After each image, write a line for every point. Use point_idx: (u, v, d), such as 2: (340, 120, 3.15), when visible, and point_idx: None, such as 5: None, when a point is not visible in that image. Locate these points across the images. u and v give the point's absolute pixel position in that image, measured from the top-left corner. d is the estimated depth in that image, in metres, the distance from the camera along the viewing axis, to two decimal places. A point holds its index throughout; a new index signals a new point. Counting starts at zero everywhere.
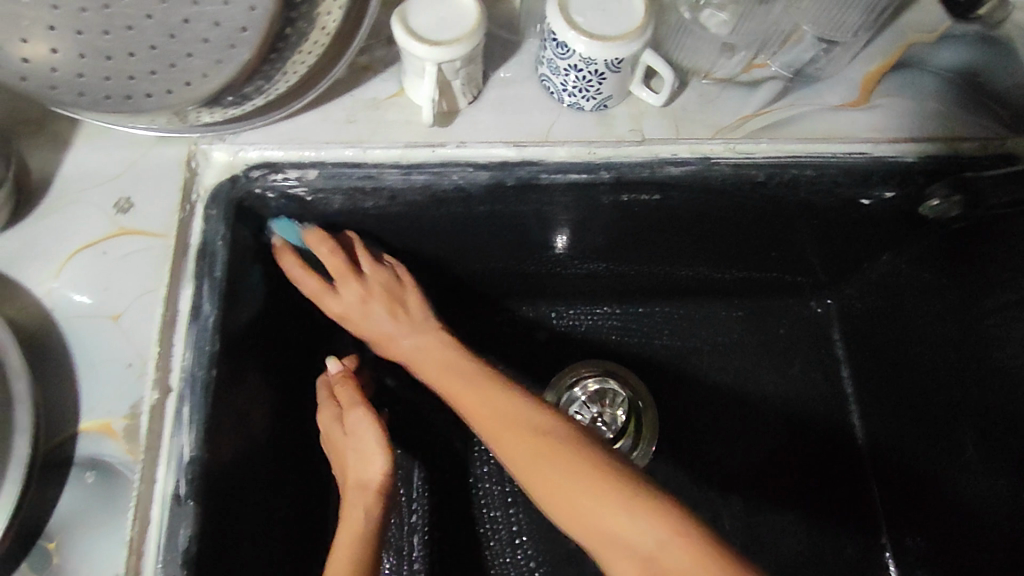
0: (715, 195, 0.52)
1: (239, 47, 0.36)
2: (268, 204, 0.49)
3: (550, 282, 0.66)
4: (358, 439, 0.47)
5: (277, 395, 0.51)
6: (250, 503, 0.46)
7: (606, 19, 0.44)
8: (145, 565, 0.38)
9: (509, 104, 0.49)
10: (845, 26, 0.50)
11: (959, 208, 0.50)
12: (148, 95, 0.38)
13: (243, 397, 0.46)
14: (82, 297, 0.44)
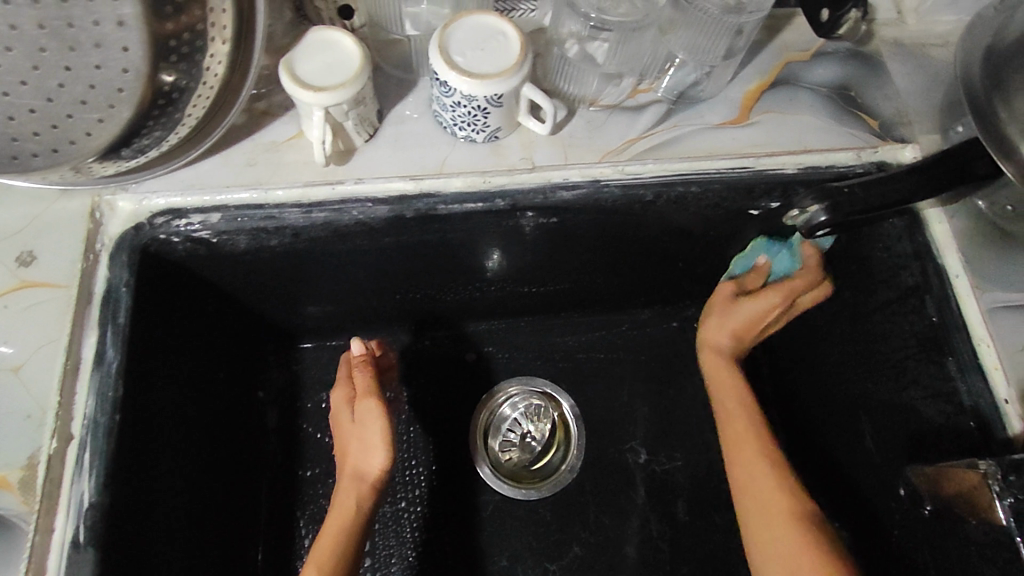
0: (611, 215, 0.54)
1: (118, 106, 0.38)
2: (173, 248, 0.50)
3: (475, 303, 0.68)
4: (367, 428, 0.55)
5: (184, 434, 0.53)
6: (155, 542, 0.47)
7: (486, 57, 0.46)
8: None
9: (405, 140, 0.52)
10: (715, 51, 0.54)
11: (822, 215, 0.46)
12: (34, 155, 0.39)
13: (151, 438, 0.48)
14: None
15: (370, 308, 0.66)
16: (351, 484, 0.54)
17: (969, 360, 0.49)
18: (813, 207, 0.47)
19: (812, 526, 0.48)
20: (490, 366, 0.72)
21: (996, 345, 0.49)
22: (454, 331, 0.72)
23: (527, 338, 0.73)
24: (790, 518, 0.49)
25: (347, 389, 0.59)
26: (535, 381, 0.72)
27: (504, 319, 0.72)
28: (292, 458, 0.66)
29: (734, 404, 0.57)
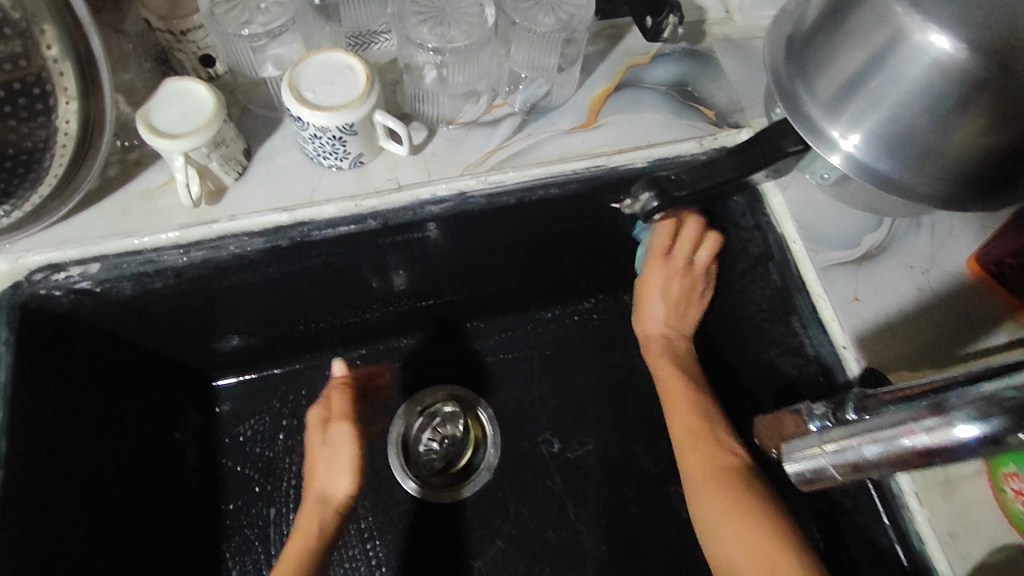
0: (479, 221, 0.58)
1: None
2: (57, 301, 0.52)
3: (381, 321, 0.71)
4: (339, 452, 0.58)
5: (84, 481, 0.55)
6: None
7: (333, 91, 0.50)
8: None
9: (275, 174, 0.55)
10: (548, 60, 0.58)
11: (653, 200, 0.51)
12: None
13: (41, 486, 0.51)
14: None
15: (276, 337, 0.68)
16: (315, 507, 0.57)
17: (808, 315, 0.55)
18: (644, 195, 0.52)
19: (749, 510, 0.51)
20: (405, 378, 0.76)
21: (830, 298, 0.55)
22: (366, 350, 0.75)
23: (437, 348, 0.76)
24: (712, 477, 0.55)
25: (323, 410, 0.61)
26: (449, 386, 0.76)
27: (412, 333, 0.75)
28: (212, 494, 0.68)
29: (676, 386, 0.63)
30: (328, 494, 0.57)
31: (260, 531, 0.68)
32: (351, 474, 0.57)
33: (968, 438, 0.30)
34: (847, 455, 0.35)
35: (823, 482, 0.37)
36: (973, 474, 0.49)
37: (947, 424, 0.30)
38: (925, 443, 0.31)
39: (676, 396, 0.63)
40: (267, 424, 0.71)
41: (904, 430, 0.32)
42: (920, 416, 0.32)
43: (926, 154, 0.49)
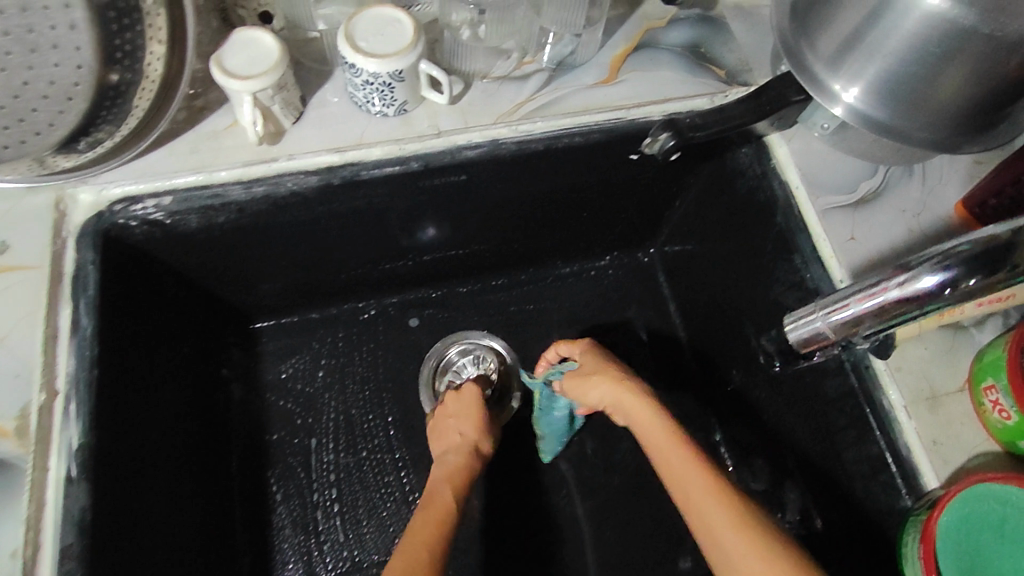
0: (510, 166, 0.63)
1: (75, 98, 0.47)
2: (131, 231, 0.57)
3: (413, 270, 0.77)
4: (464, 402, 0.68)
5: (155, 387, 0.60)
6: (143, 478, 0.55)
7: (384, 41, 0.55)
8: (44, 529, 0.47)
9: (327, 119, 0.60)
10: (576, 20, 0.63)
11: (669, 140, 0.56)
12: (5, 148, 0.47)
13: (126, 386, 0.55)
14: None
15: (317, 281, 0.74)
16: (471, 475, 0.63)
17: (809, 253, 0.60)
18: (660, 136, 0.57)
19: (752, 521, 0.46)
20: (434, 324, 0.81)
21: (829, 238, 0.60)
22: (398, 298, 0.81)
23: (463, 298, 0.82)
24: (738, 530, 0.45)
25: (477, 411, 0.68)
26: (471, 332, 0.81)
27: (440, 284, 0.81)
28: (257, 423, 0.74)
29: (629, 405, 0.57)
30: (466, 435, 0.66)
31: (304, 459, 0.73)
32: (473, 421, 0.67)
33: (931, 286, 0.36)
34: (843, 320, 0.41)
35: (820, 341, 0.43)
36: (957, 390, 0.54)
37: (913, 278, 0.36)
38: (897, 295, 0.37)
39: (663, 446, 0.53)
40: (308, 363, 0.77)
41: (878, 291, 0.38)
42: (893, 275, 0.38)
43: (918, 103, 0.55)
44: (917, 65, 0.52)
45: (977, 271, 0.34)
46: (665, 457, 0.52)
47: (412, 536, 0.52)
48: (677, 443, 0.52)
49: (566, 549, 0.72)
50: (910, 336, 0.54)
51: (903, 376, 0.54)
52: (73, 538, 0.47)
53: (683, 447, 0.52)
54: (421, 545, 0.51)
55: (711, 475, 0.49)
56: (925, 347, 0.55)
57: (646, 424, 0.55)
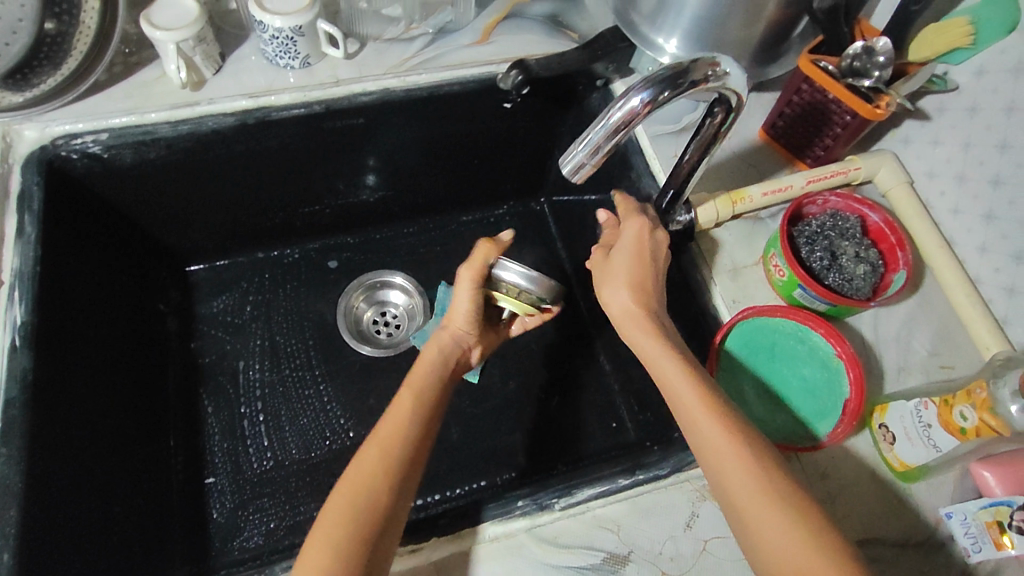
0: (401, 111, 0.76)
1: (20, 33, 0.62)
2: (72, 163, 0.67)
3: (331, 216, 0.89)
4: (463, 288, 0.62)
5: (93, 297, 0.70)
6: (78, 364, 0.65)
7: (285, 3, 0.68)
8: None
9: (242, 72, 0.73)
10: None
11: (516, 74, 0.72)
12: None
13: (65, 287, 0.66)
14: None
15: (246, 224, 0.85)
16: (416, 405, 0.55)
17: (642, 169, 0.72)
18: (511, 73, 0.72)
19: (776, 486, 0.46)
20: (351, 265, 0.92)
21: (658, 157, 0.72)
22: (318, 244, 0.92)
23: (378, 242, 0.94)
24: (730, 451, 0.47)
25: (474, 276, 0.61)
26: (381, 273, 0.92)
27: (357, 230, 0.93)
28: (191, 350, 0.83)
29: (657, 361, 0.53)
30: (452, 324, 0.64)
31: (231, 377, 0.82)
32: (468, 312, 0.63)
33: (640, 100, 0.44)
34: (601, 151, 0.46)
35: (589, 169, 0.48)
36: (753, 264, 0.68)
37: (627, 100, 0.44)
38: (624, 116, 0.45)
39: (658, 363, 0.53)
40: (236, 299, 0.87)
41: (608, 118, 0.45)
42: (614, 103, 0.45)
43: (720, 42, 0.69)
44: (711, 12, 0.66)
45: (666, 84, 0.44)
46: (692, 421, 0.49)
47: (387, 417, 0.54)
48: (679, 366, 0.52)
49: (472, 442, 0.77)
50: (713, 221, 0.67)
51: (712, 255, 0.68)
52: (16, 392, 0.56)
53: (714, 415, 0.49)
54: (394, 425, 0.53)
55: (709, 399, 0.50)
56: (729, 233, 0.69)
57: (680, 390, 0.51)
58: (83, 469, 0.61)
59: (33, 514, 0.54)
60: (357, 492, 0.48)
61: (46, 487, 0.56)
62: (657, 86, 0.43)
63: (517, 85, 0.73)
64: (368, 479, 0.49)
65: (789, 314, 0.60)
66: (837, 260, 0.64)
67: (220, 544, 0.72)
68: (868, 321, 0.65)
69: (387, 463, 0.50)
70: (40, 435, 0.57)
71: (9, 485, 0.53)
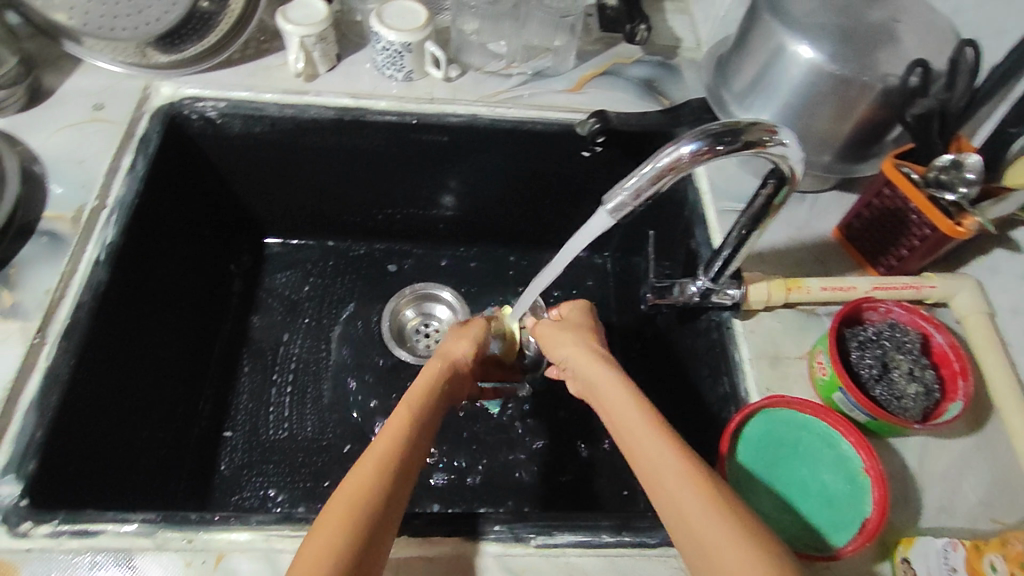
0: (487, 136, 0.79)
1: (178, 5, 0.71)
2: (190, 122, 0.75)
3: (399, 223, 0.93)
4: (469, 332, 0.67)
5: (176, 238, 0.76)
6: (144, 290, 0.69)
7: (403, 22, 0.75)
8: (72, 283, 0.61)
9: (352, 74, 0.80)
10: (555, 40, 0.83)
11: (595, 122, 0.74)
12: (123, 28, 0.71)
13: (155, 220, 0.71)
14: (48, 148, 0.69)
15: (321, 213, 0.90)
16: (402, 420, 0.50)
17: (702, 238, 0.70)
18: (590, 120, 0.75)
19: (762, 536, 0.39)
20: (406, 273, 0.95)
21: (720, 229, 0.70)
22: (383, 246, 0.96)
23: (436, 258, 0.96)
24: (736, 546, 0.39)
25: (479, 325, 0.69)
26: (431, 285, 0.94)
27: (421, 243, 0.96)
28: (245, 309, 0.88)
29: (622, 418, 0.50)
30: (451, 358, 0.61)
31: (270, 347, 0.85)
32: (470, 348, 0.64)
33: (687, 151, 0.44)
34: (643, 196, 0.47)
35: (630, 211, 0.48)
36: (799, 357, 0.63)
37: (676, 149, 0.44)
38: (667, 163, 0.45)
39: (639, 436, 0.47)
40: (295, 277, 0.92)
41: (650, 162, 0.45)
42: (662, 150, 0.45)
43: (805, 130, 0.68)
44: (803, 100, 0.66)
45: (718, 141, 0.44)
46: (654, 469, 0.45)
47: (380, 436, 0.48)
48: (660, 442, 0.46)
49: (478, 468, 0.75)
50: (762, 303, 0.64)
51: (754, 338, 0.64)
52: (87, 297, 0.60)
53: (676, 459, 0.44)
54: (387, 439, 0.48)
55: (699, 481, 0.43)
56: (778, 320, 0.65)
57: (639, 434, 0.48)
58: (123, 385, 0.65)
59: (71, 409, 0.56)
60: (350, 505, 0.42)
61: (92, 389, 0.59)
62: (709, 139, 0.43)
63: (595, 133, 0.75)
64: (352, 494, 0.43)
65: (822, 415, 0.56)
66: (888, 372, 0.58)
67: (219, 496, 0.73)
68: (915, 444, 0.59)
69: (381, 471, 0.45)
70: (98, 341, 0.61)
71: (57, 377, 0.56)
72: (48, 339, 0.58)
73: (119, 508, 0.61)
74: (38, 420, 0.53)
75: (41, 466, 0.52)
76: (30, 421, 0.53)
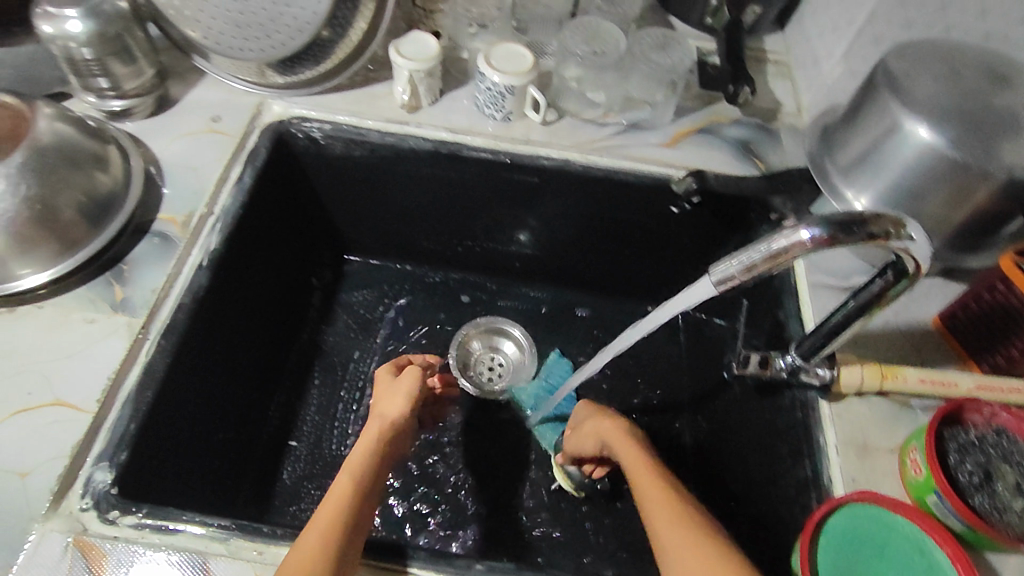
0: (577, 183, 0.79)
1: (302, 32, 0.73)
2: (297, 141, 0.79)
3: (476, 256, 0.94)
4: (400, 385, 0.67)
5: (269, 248, 0.79)
6: (236, 296, 0.72)
7: (509, 64, 0.77)
8: (175, 285, 0.64)
9: (452, 109, 0.82)
10: (655, 94, 0.83)
11: (692, 181, 0.74)
12: (249, 49, 0.75)
13: (254, 230, 0.74)
14: (166, 154, 0.74)
15: (403, 237, 0.92)
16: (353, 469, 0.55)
17: (791, 312, 0.68)
18: (687, 178, 0.75)
19: None
20: (477, 305, 0.95)
21: (812, 304, 0.68)
22: (458, 275, 0.96)
23: (508, 293, 0.96)
24: None
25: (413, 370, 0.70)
26: (504, 320, 0.93)
27: (495, 277, 0.96)
28: (321, 323, 0.90)
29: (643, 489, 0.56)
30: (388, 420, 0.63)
31: (340, 363, 0.87)
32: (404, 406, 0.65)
33: (806, 238, 0.42)
34: (753, 272, 0.46)
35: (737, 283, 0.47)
36: (889, 450, 0.60)
37: (794, 233, 0.43)
38: (783, 246, 0.44)
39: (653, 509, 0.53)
40: (370, 297, 0.94)
41: (766, 242, 0.44)
42: (779, 231, 0.44)
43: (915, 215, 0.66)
44: (914, 182, 0.63)
45: (841, 231, 0.42)
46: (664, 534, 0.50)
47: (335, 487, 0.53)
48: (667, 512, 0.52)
49: (529, 517, 0.78)
50: (854, 389, 0.60)
51: (841, 423, 0.61)
52: (188, 300, 0.63)
53: (679, 524, 0.50)
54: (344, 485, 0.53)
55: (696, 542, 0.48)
56: (869, 406, 0.62)
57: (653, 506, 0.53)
58: (208, 386, 0.67)
59: (163, 405, 0.58)
60: (321, 542, 0.47)
61: (182, 387, 0.62)
62: (831, 229, 0.42)
63: (691, 192, 0.75)
64: (322, 534, 0.48)
65: (908, 515, 0.52)
66: (991, 482, 0.54)
67: (279, 504, 0.74)
68: (1015, 562, 0.55)
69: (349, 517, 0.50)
70: (192, 341, 0.63)
71: (153, 373, 0.58)
72: (148, 335, 0.60)
73: (195, 504, 0.62)
74: (132, 414, 0.55)
75: (131, 458, 0.54)
76: (125, 413, 0.55)
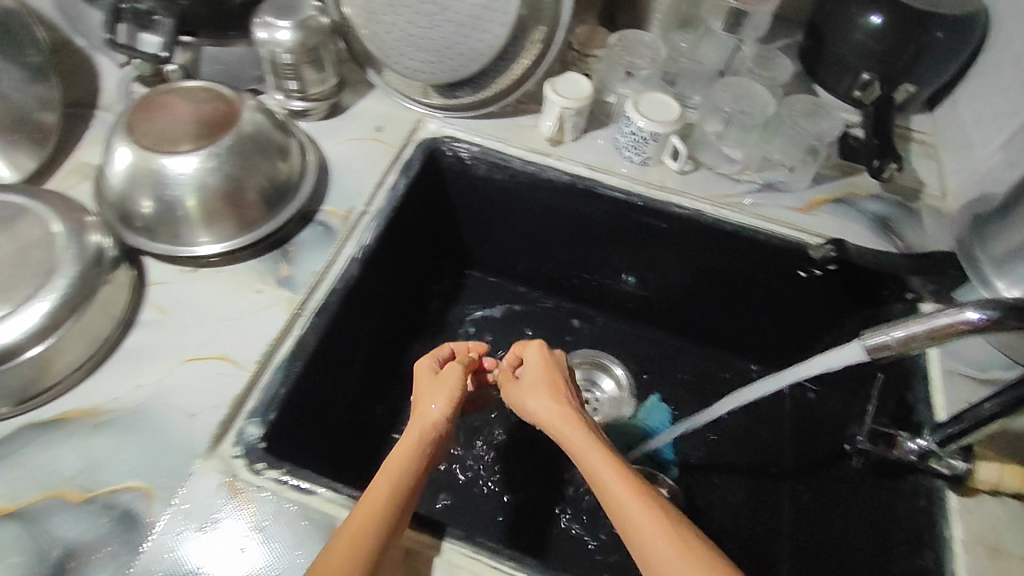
0: (706, 233, 0.81)
1: (472, 64, 0.79)
2: (447, 157, 0.85)
3: (588, 288, 0.96)
4: (445, 384, 0.57)
5: (407, 251, 0.85)
6: (376, 290, 0.77)
7: (657, 113, 0.80)
8: (331, 271, 0.70)
9: (592, 147, 0.86)
10: (795, 158, 0.84)
11: (830, 250, 0.75)
12: (421, 71, 0.82)
13: (399, 232, 0.80)
14: (334, 154, 0.81)
15: (522, 260, 0.96)
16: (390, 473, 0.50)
17: (921, 394, 0.66)
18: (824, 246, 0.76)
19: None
20: (581, 336, 0.97)
21: (945, 391, 0.66)
22: (566, 305, 0.99)
23: (612, 330, 0.98)
24: None
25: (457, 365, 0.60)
26: (607, 355, 0.94)
27: (602, 312, 0.98)
28: (435, 328, 0.95)
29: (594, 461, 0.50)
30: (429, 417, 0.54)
31: None
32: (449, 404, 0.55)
33: (972, 319, 0.42)
34: (910, 346, 0.46)
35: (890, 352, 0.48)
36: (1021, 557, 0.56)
37: (959, 311, 0.43)
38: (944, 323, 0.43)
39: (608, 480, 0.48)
40: (481, 311, 0.98)
41: (926, 318, 0.44)
42: (942, 308, 0.44)
43: None
44: None
45: (1012, 317, 0.41)
46: (621, 508, 0.46)
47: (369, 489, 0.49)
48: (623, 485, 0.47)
49: None
50: (989, 485, 0.58)
51: (969, 519, 0.58)
52: (340, 286, 0.69)
53: (642, 504, 0.46)
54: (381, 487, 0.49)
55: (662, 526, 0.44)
56: (1002, 508, 0.59)
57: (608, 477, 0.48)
58: (341, 368, 0.72)
59: (308, 377, 0.64)
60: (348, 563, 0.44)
61: (324, 364, 0.67)
62: (1000, 313, 0.41)
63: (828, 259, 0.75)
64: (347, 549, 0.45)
65: None
66: None
67: None
68: None
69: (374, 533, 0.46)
70: (338, 323, 0.68)
71: (303, 346, 0.63)
72: (304, 312, 0.66)
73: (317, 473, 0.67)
74: (282, 380, 0.60)
75: (278, 419, 0.59)
76: (277, 379, 0.60)
